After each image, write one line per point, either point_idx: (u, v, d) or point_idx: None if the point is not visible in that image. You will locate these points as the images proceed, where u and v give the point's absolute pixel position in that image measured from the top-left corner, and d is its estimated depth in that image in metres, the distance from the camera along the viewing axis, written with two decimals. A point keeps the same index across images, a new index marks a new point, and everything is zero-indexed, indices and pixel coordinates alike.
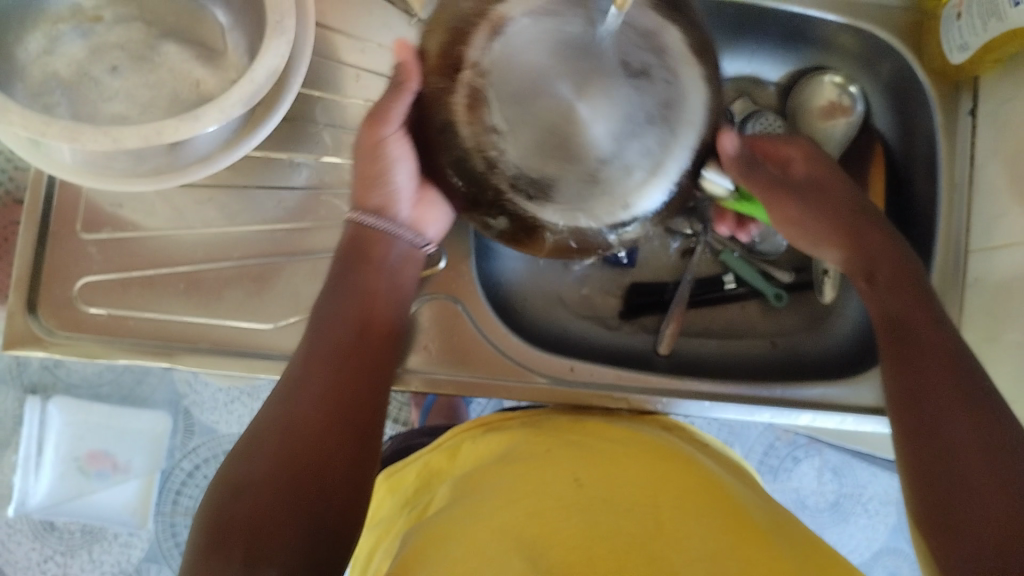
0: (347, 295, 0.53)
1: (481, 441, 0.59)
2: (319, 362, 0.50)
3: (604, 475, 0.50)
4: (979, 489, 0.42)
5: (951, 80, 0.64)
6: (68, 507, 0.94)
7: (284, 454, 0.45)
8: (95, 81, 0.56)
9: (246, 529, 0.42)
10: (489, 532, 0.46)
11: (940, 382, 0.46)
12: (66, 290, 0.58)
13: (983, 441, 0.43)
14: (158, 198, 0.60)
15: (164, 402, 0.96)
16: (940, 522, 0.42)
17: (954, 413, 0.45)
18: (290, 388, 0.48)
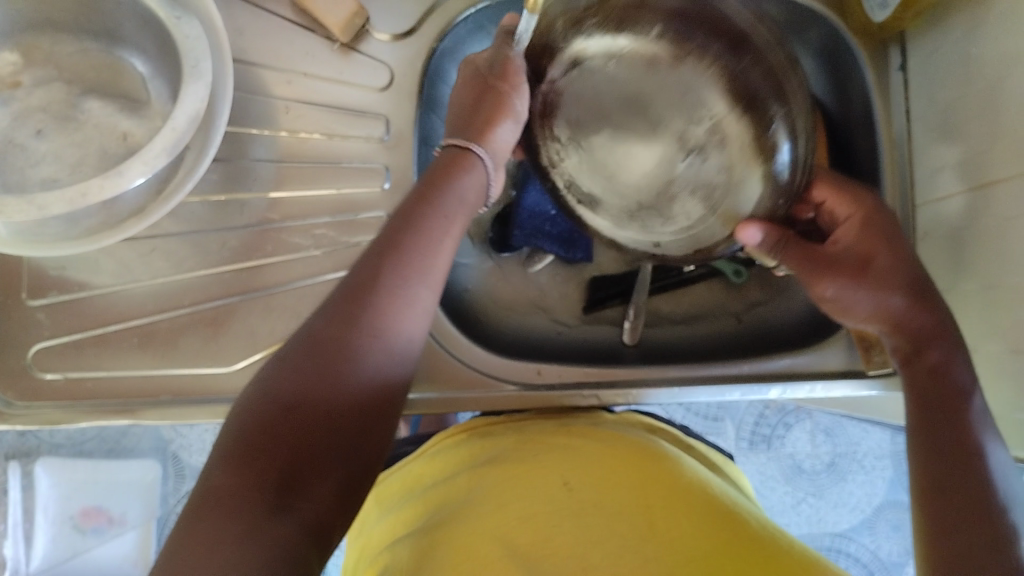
0: (399, 254, 0.49)
1: (464, 446, 0.59)
2: (351, 339, 0.46)
3: (593, 477, 0.50)
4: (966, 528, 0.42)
5: (877, 38, 0.65)
6: (67, 567, 0.94)
7: (302, 436, 0.43)
8: (22, 148, 0.55)
9: (249, 500, 0.39)
10: (480, 543, 0.45)
11: (937, 417, 0.47)
12: (21, 358, 0.58)
13: (951, 459, 0.45)
14: (102, 255, 0.59)
15: (152, 449, 0.95)
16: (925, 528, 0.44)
17: (952, 464, 0.45)
18: (334, 346, 0.45)
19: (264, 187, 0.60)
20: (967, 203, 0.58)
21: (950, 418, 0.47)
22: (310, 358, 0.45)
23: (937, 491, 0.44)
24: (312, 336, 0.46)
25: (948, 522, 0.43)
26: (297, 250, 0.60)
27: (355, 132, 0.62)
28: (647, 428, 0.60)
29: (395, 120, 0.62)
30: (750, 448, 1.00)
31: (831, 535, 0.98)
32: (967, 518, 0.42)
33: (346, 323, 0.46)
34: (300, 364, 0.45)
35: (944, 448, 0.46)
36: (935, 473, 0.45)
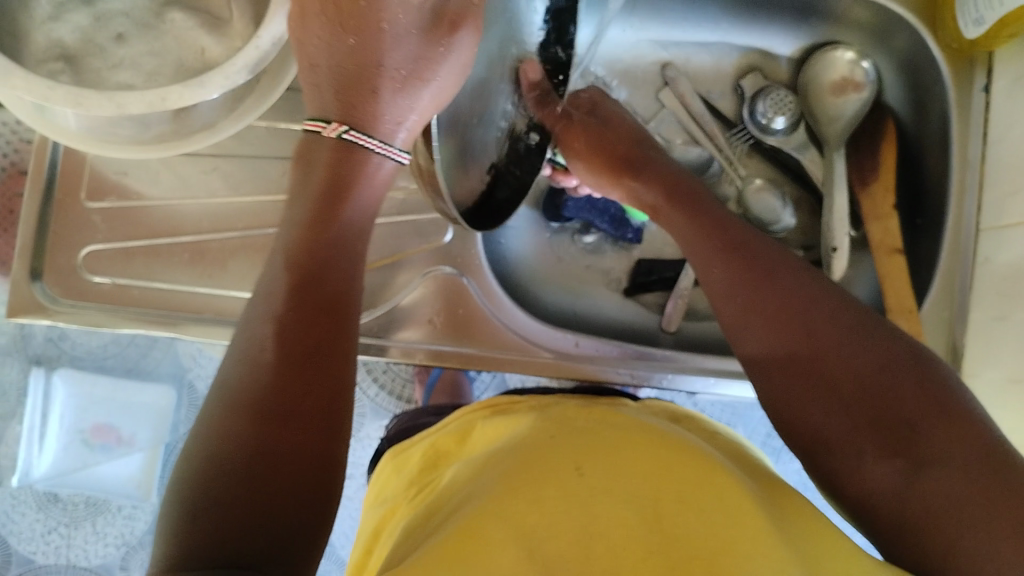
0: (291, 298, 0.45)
1: (486, 427, 0.58)
2: (265, 386, 0.42)
3: (607, 463, 0.48)
4: (856, 415, 0.41)
5: (965, 56, 0.63)
6: (71, 478, 0.95)
7: (225, 484, 0.38)
8: (101, 49, 0.55)
9: (190, 557, 0.35)
10: (486, 518, 0.44)
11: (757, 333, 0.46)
12: (71, 258, 0.58)
13: (848, 357, 0.42)
14: (162, 167, 0.59)
15: (168, 375, 0.96)
16: (819, 425, 0.42)
17: (814, 321, 0.44)
18: (227, 403, 0.41)
19: None
20: None
21: (784, 297, 0.46)
22: (231, 433, 0.40)
23: (810, 381, 0.43)
24: (223, 417, 0.41)
25: (839, 414, 0.42)
26: None
27: None
28: (671, 417, 0.59)
29: None
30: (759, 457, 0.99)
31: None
32: (850, 402, 0.41)
33: (256, 382, 0.42)
34: (224, 440, 0.40)
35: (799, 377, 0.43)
36: (773, 378, 0.45)
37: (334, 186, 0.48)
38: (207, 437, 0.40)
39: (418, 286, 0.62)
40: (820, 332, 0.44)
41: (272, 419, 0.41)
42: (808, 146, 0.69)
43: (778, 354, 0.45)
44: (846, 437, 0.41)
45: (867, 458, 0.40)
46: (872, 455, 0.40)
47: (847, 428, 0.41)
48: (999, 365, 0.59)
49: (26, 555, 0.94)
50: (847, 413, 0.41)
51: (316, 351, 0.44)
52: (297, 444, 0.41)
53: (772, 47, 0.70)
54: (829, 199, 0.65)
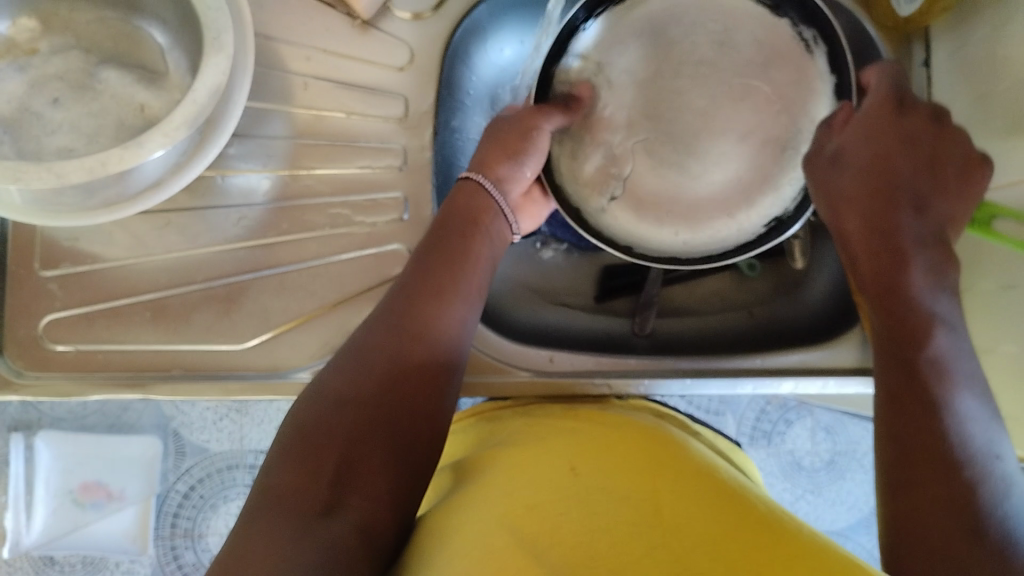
0: (394, 313, 0.51)
1: (469, 433, 0.59)
2: (388, 351, 0.49)
3: (600, 463, 0.48)
4: (933, 489, 0.41)
5: (901, 32, 0.64)
6: (66, 540, 0.94)
7: (306, 457, 0.44)
8: (37, 115, 0.54)
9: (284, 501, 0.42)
10: (485, 525, 0.44)
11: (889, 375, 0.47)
12: (32, 328, 0.57)
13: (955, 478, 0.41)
14: (115, 227, 0.59)
15: (152, 426, 0.95)
16: (916, 527, 0.41)
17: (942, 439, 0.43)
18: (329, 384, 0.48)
19: (280, 165, 0.60)
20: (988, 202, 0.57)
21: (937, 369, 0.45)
22: (358, 376, 0.48)
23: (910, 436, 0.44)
24: (355, 357, 0.49)
25: (931, 515, 0.40)
26: (312, 229, 0.60)
27: (374, 112, 0.61)
28: (655, 412, 0.60)
29: (413, 101, 0.62)
30: (750, 442, 1.00)
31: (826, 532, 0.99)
32: (939, 489, 0.41)
33: (377, 339, 0.49)
34: (347, 386, 0.47)
35: (911, 428, 0.44)
36: (888, 383, 0.47)
37: (455, 205, 0.57)
38: (303, 413, 0.47)
39: None
40: (942, 426, 0.43)
41: (385, 411, 0.47)
42: None
43: (906, 401, 0.45)
44: (923, 523, 0.41)
45: (926, 529, 0.40)
46: (930, 514, 0.41)
47: (939, 524, 0.40)
48: (968, 335, 0.59)
49: None
50: (931, 496, 0.41)
51: (414, 372, 0.49)
52: (402, 458, 0.47)
53: None
54: None
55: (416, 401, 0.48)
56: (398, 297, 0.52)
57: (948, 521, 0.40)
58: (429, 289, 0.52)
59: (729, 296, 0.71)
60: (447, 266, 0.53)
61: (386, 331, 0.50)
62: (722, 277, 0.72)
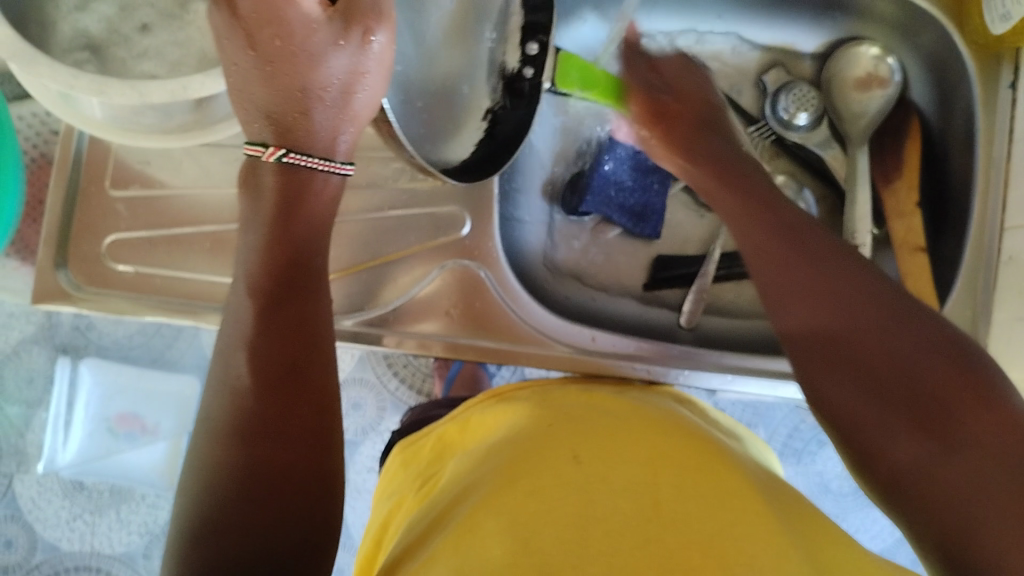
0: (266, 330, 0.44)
1: (485, 417, 0.58)
2: (252, 434, 0.42)
3: (608, 453, 0.48)
4: (911, 397, 0.38)
5: (992, 52, 0.62)
6: (97, 466, 0.96)
7: (218, 494, 0.40)
8: (126, 39, 0.56)
9: (215, 552, 0.39)
10: (489, 508, 0.45)
11: (814, 325, 0.42)
12: (95, 246, 0.59)
13: (937, 371, 0.38)
14: (186, 158, 0.60)
15: (192, 366, 0.98)
16: (907, 441, 0.37)
17: (891, 346, 0.39)
18: (217, 417, 0.43)
19: None
20: None
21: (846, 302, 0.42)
22: (225, 473, 0.41)
23: (866, 373, 0.39)
24: (218, 418, 0.42)
25: (919, 432, 0.37)
26: None
27: None
28: (677, 398, 0.59)
29: None
30: (780, 458, 0.99)
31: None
32: (901, 394, 0.38)
33: (240, 428, 0.42)
34: (214, 453, 0.41)
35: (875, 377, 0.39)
36: (815, 358, 0.42)
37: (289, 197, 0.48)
38: (202, 451, 0.42)
39: (436, 278, 0.62)
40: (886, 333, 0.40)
41: (263, 445, 0.41)
42: (830, 142, 0.68)
43: (842, 335, 0.41)
44: (930, 431, 0.36)
45: (940, 424, 0.36)
46: (930, 418, 0.37)
47: (930, 440, 0.36)
48: None
49: (51, 541, 0.95)
50: (913, 410, 0.37)
51: (285, 386, 0.43)
52: (302, 458, 0.42)
53: (797, 42, 0.70)
54: (851, 194, 0.64)
55: (291, 420, 0.43)
56: (257, 364, 0.43)
57: (923, 398, 0.37)
58: (276, 342, 0.44)
59: None
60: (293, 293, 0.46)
61: (247, 405, 0.42)
62: None
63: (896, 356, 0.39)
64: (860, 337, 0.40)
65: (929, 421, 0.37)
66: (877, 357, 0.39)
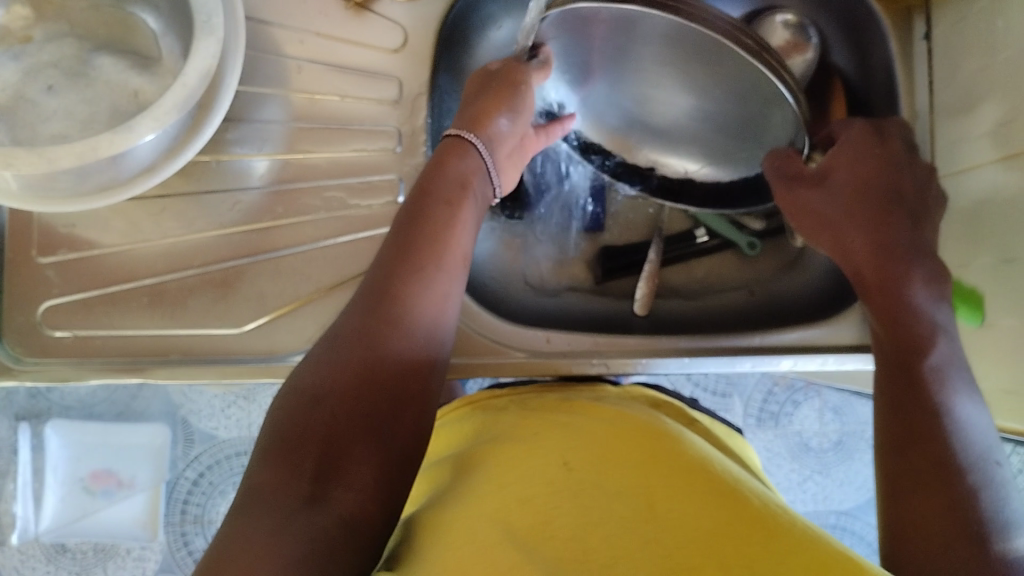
0: (404, 241, 0.52)
1: (473, 421, 0.58)
2: (376, 321, 0.48)
3: (595, 459, 0.48)
4: (926, 492, 0.42)
5: (903, 6, 0.63)
6: (77, 527, 0.95)
7: (344, 386, 0.46)
8: (32, 102, 0.54)
9: (317, 445, 0.44)
10: (479, 519, 0.44)
11: (897, 377, 0.48)
12: (30, 315, 0.57)
13: (960, 484, 0.41)
14: (113, 214, 0.59)
15: (160, 414, 0.95)
16: (916, 518, 0.41)
17: (939, 443, 0.43)
18: (361, 305, 0.49)
19: (278, 150, 0.60)
20: (988, 177, 0.56)
21: (920, 374, 0.47)
22: (346, 344, 0.47)
23: (911, 454, 0.44)
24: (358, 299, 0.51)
25: (927, 527, 0.41)
26: (308, 211, 0.60)
27: (367, 95, 0.61)
28: (651, 402, 0.59)
29: (407, 83, 0.61)
30: (758, 424, 1.00)
31: (837, 513, 0.99)
32: (929, 479, 0.42)
33: (369, 311, 0.49)
34: (349, 340, 0.48)
35: (922, 470, 0.43)
36: (886, 397, 0.48)
37: (437, 159, 0.56)
38: (341, 326, 0.49)
39: None
40: (949, 432, 0.44)
41: (390, 350, 0.48)
42: None
43: (914, 402, 0.46)
44: (923, 532, 0.41)
45: (933, 531, 0.40)
46: (948, 523, 0.40)
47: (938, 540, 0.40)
48: (969, 311, 0.58)
49: None
50: (933, 503, 0.41)
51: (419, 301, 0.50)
52: (409, 387, 0.48)
53: None
54: None
55: (412, 347, 0.49)
56: (387, 258, 0.51)
57: (946, 497, 0.41)
58: (416, 241, 0.51)
59: (729, 276, 0.70)
60: (423, 221, 0.52)
61: (379, 290, 0.49)
62: (722, 257, 0.70)
63: (933, 451, 0.43)
64: (920, 422, 0.45)
65: (927, 525, 0.41)
66: (922, 445, 0.44)
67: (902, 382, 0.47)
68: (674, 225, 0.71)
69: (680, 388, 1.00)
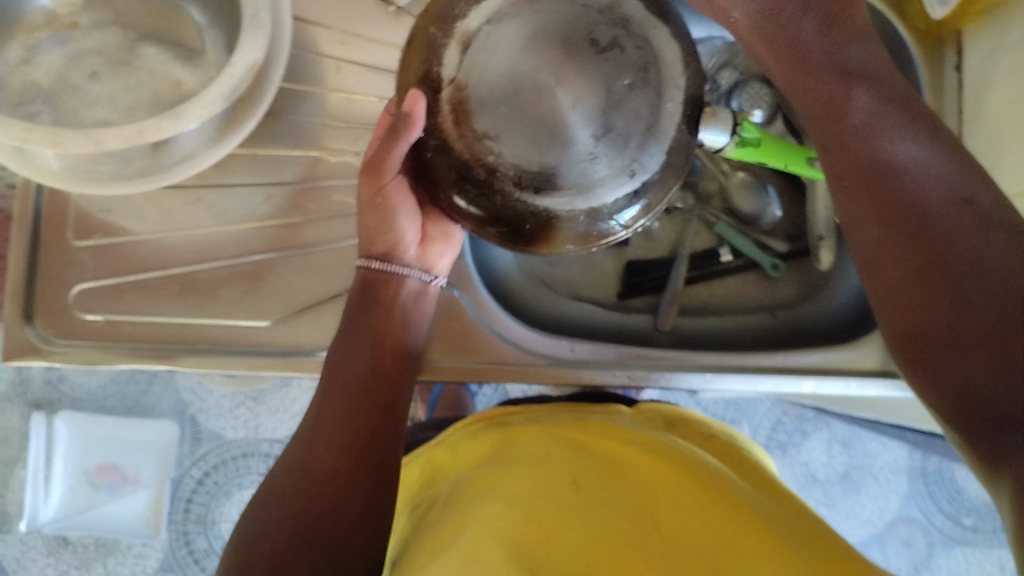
0: (353, 348, 0.53)
1: (479, 439, 0.58)
2: (323, 444, 0.49)
3: (604, 481, 0.48)
4: (913, 251, 0.37)
5: (936, 37, 0.64)
6: (80, 520, 0.95)
7: (293, 507, 0.46)
8: (75, 88, 0.56)
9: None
10: (493, 528, 0.44)
11: (839, 164, 0.41)
12: (61, 298, 0.58)
13: (911, 217, 0.38)
14: (147, 202, 0.59)
15: (169, 411, 0.96)
16: (901, 278, 0.37)
17: (902, 197, 0.38)
18: (307, 434, 0.50)
19: (314, 146, 0.61)
20: None
21: (852, 162, 0.41)
22: (284, 478, 0.48)
23: (890, 231, 0.38)
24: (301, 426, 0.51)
25: (929, 281, 0.36)
26: (340, 209, 0.60)
27: None
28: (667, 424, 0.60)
29: None
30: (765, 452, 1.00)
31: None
32: (920, 246, 0.37)
33: (316, 435, 0.49)
34: (287, 473, 0.48)
35: (882, 194, 0.39)
36: (848, 192, 0.41)
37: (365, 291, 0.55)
38: (283, 465, 0.49)
39: None
40: (907, 182, 0.39)
41: (329, 473, 0.48)
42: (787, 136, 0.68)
43: (862, 183, 0.40)
44: (902, 295, 0.37)
45: (888, 259, 0.38)
46: (910, 258, 0.37)
47: (907, 268, 0.37)
48: None
49: None
50: (925, 251, 0.37)
51: (356, 409, 0.50)
52: (357, 491, 0.47)
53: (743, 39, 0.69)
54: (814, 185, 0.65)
55: (351, 451, 0.49)
56: (330, 379, 0.52)
57: (931, 264, 0.36)
58: (355, 376, 0.52)
59: (752, 294, 0.70)
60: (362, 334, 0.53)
61: (317, 423, 0.50)
62: (744, 275, 0.70)
63: (871, 191, 0.39)
64: (861, 182, 0.40)
65: (892, 279, 0.38)
66: (867, 196, 0.39)
67: (792, 62, 0.45)
68: (697, 243, 0.71)
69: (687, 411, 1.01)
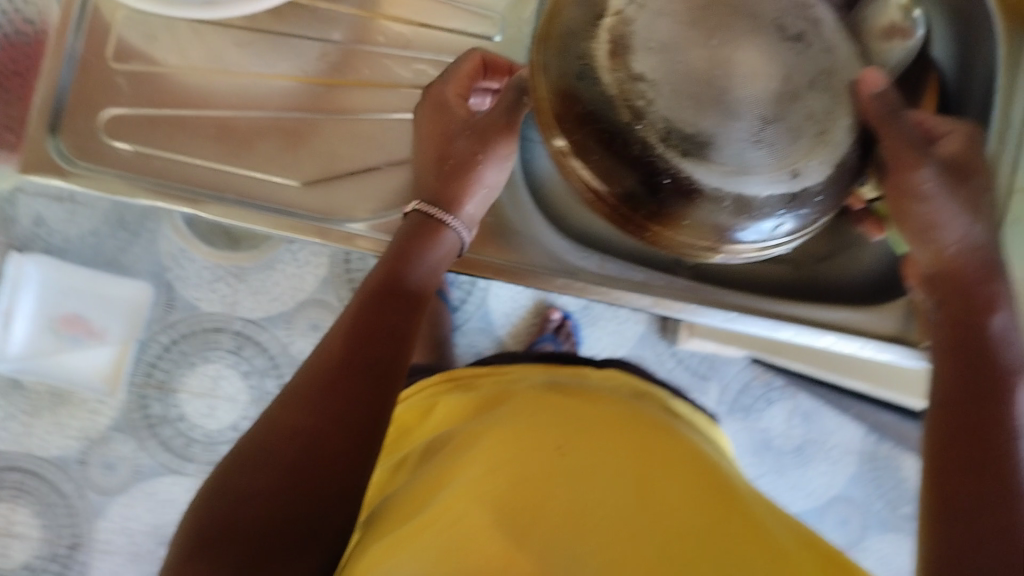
0: (369, 301, 0.46)
1: (463, 413, 0.56)
2: (316, 408, 0.41)
3: (583, 474, 0.44)
4: (970, 439, 0.41)
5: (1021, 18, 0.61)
6: (39, 367, 0.91)
7: (282, 465, 0.40)
8: None
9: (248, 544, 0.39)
10: (466, 533, 0.40)
11: (959, 374, 0.44)
12: (91, 121, 0.55)
13: (959, 425, 0.42)
14: (193, 39, 0.57)
15: (146, 273, 0.93)
16: (950, 481, 0.41)
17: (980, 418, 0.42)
18: (305, 387, 0.42)
19: (375, 10, 0.58)
20: None
21: (988, 361, 0.43)
22: (277, 434, 0.41)
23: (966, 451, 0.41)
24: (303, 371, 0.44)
25: (970, 472, 0.40)
26: (394, 79, 0.58)
27: None
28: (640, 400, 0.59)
29: None
30: (728, 413, 1.00)
31: None
32: (980, 450, 0.41)
33: (306, 399, 0.42)
34: (281, 430, 0.41)
35: (987, 360, 0.44)
36: (946, 408, 0.43)
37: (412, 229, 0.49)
38: (276, 413, 0.42)
39: None
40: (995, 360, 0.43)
41: (328, 438, 0.41)
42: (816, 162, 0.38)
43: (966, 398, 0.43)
44: (958, 483, 0.40)
45: (961, 492, 0.40)
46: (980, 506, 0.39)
47: (962, 472, 0.40)
48: None
49: None
50: (967, 450, 0.41)
51: (369, 364, 0.43)
52: (353, 458, 0.41)
53: None
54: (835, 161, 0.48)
55: (351, 410, 0.42)
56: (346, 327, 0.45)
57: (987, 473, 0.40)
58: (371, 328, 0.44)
59: None
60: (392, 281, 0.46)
61: (320, 379, 0.42)
62: None
63: (976, 423, 0.42)
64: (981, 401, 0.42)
65: (955, 471, 0.41)
66: (976, 422, 0.42)
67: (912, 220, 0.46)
68: None
69: (662, 362, 0.99)
